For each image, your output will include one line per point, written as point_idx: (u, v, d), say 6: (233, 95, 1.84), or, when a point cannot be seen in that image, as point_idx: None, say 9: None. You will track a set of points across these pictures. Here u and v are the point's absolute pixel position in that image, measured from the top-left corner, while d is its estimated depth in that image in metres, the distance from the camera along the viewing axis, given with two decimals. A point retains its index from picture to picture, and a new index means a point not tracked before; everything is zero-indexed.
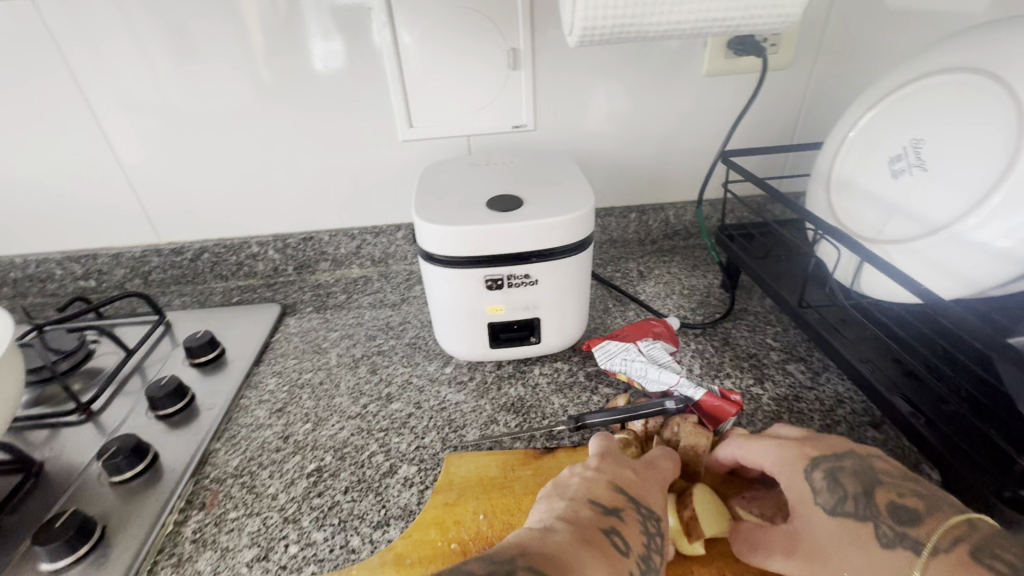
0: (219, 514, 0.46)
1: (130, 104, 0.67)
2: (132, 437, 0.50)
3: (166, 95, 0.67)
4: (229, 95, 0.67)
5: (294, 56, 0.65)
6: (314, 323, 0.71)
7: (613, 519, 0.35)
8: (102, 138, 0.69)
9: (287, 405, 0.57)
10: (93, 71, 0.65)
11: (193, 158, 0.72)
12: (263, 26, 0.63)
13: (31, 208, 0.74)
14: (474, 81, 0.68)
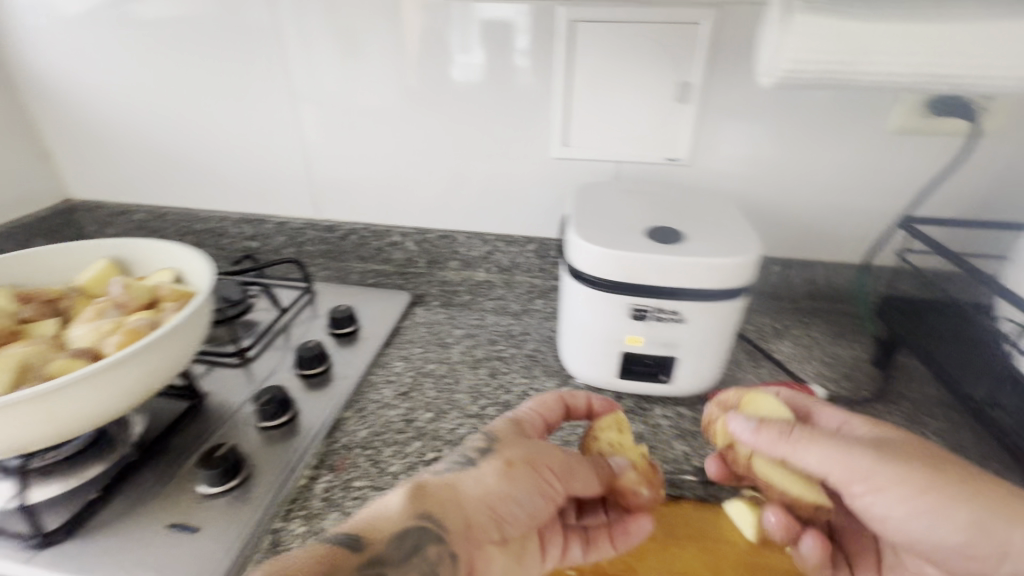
0: (346, 480, 0.49)
1: (326, 94, 0.75)
2: (282, 390, 0.55)
3: (356, 89, 0.74)
4: (408, 95, 0.73)
5: (473, 67, 0.70)
6: (440, 318, 0.74)
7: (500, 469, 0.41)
8: (296, 120, 0.78)
9: (411, 390, 0.60)
10: (304, 63, 0.74)
11: (364, 148, 0.78)
12: (452, 38, 0.68)
13: (224, 172, 0.85)
14: (640, 109, 0.68)
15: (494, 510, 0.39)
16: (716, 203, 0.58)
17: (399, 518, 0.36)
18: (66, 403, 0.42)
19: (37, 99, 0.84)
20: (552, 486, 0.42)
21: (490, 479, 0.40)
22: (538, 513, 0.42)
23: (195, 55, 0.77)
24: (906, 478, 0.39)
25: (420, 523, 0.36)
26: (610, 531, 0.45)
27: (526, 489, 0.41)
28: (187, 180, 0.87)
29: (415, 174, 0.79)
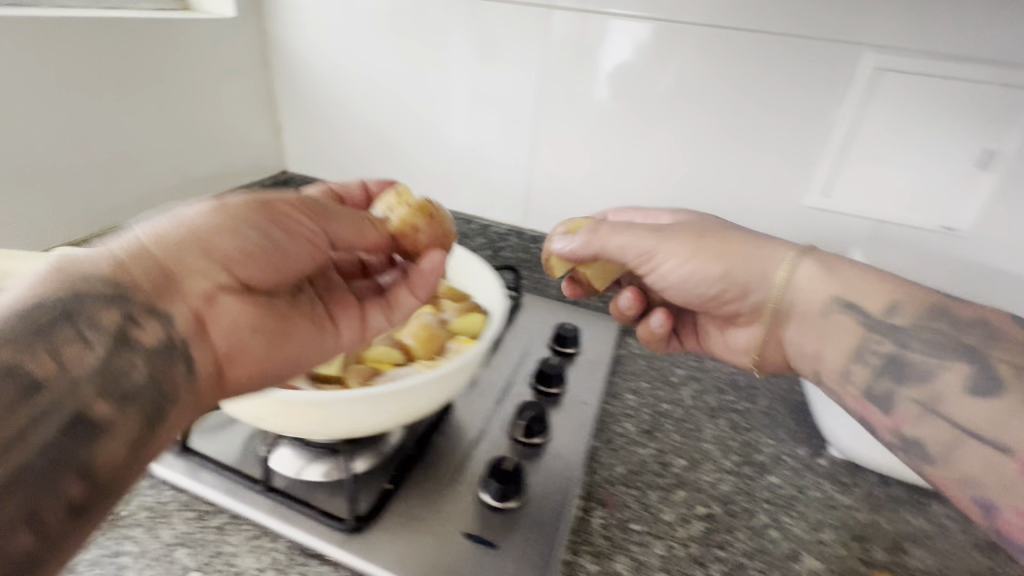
0: (622, 520, 0.46)
1: (577, 106, 0.74)
2: (541, 408, 0.54)
3: (611, 104, 0.72)
4: (665, 120, 0.71)
5: (746, 102, 0.67)
6: (655, 351, 0.71)
7: (218, 220, 0.36)
8: (535, 127, 0.77)
9: (655, 429, 0.57)
10: (566, 72, 0.73)
11: (597, 165, 0.76)
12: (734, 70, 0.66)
13: (439, 166, 0.85)
14: (930, 169, 0.62)
15: (208, 248, 0.36)
16: None
17: (117, 292, 0.32)
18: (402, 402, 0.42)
19: (276, 72, 0.87)
20: (281, 234, 0.38)
21: (195, 229, 0.36)
22: (288, 265, 0.39)
23: (449, 49, 0.77)
24: (695, 249, 0.51)
25: (122, 290, 0.33)
26: (412, 285, 0.47)
27: (251, 230, 0.37)
28: (401, 170, 0.87)
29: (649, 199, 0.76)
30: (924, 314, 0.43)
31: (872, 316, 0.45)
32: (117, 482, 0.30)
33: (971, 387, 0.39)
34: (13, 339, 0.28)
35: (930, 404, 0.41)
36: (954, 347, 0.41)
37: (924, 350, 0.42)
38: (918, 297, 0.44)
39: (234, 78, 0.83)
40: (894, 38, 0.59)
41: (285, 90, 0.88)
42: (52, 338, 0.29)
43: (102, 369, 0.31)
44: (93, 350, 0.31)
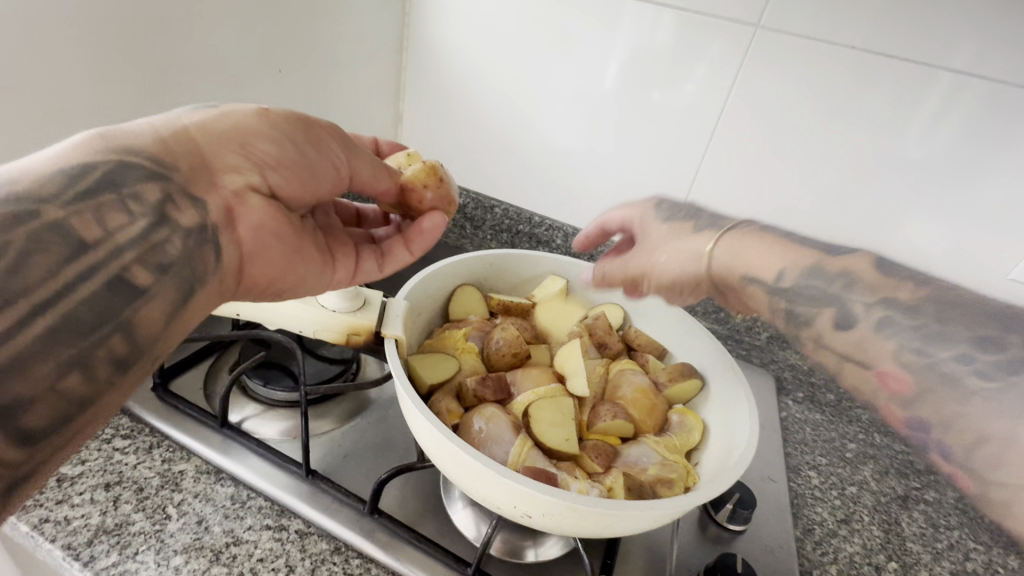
0: None
1: (768, 121, 0.60)
2: (746, 488, 0.47)
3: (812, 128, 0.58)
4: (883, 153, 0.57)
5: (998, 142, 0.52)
6: (817, 417, 0.64)
7: (243, 120, 0.32)
8: (708, 138, 0.63)
9: (851, 518, 0.52)
10: (764, 76, 0.58)
11: (779, 196, 0.63)
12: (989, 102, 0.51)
13: (573, 176, 0.73)
14: None
15: (246, 146, 0.32)
16: None
17: (137, 154, 0.28)
18: (604, 526, 0.31)
19: (390, 47, 0.74)
20: (312, 152, 0.35)
21: (219, 120, 0.32)
22: (315, 183, 0.36)
23: (613, 32, 0.63)
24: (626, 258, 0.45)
25: (149, 160, 0.29)
26: (409, 239, 0.43)
27: (282, 140, 0.33)
28: (528, 180, 0.76)
29: None
30: (806, 273, 0.24)
31: (766, 288, 0.26)
32: (151, 349, 0.28)
33: (842, 328, 0.21)
34: (101, 234, 0.26)
35: (816, 338, 0.22)
36: (821, 297, 0.22)
37: (803, 300, 0.23)
38: (807, 257, 0.25)
39: (366, 61, 0.71)
40: (983, 65, 0.50)
41: (410, 75, 0.77)
42: (99, 201, 0.27)
43: (149, 236, 0.28)
44: (142, 223, 0.28)
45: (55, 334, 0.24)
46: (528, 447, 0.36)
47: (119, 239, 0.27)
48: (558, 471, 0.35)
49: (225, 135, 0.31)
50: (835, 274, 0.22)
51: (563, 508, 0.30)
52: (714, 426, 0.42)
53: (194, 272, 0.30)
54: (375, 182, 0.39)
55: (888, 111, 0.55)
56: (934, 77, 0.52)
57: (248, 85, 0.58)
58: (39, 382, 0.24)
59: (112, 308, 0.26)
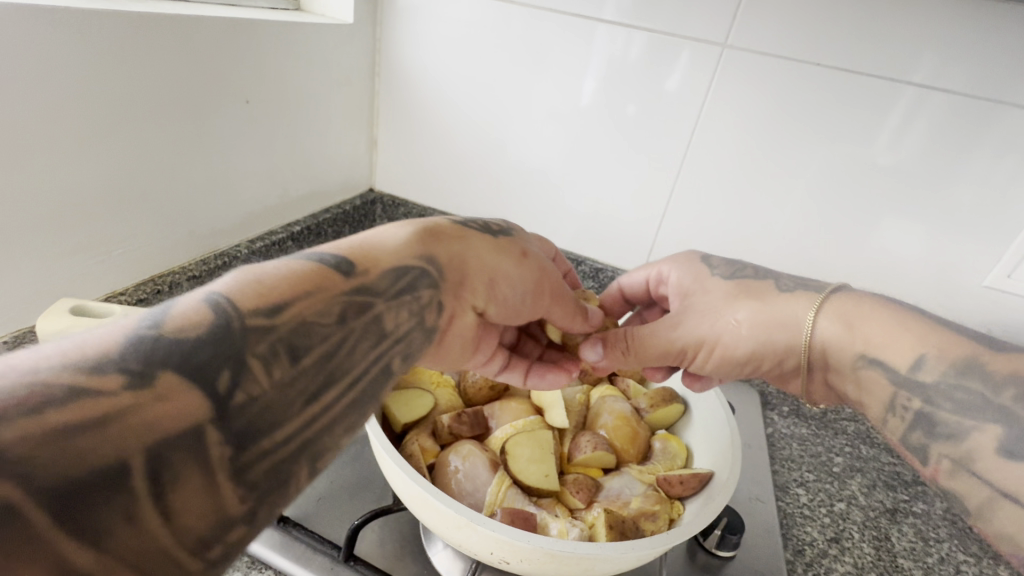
0: None
1: (738, 138, 0.60)
2: (734, 512, 0.47)
3: (780, 143, 0.59)
4: (850, 166, 0.57)
5: (959, 154, 0.53)
6: (802, 431, 0.63)
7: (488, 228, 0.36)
8: (680, 156, 0.64)
9: (841, 536, 0.51)
10: (731, 94, 0.59)
11: (753, 211, 0.63)
12: (950, 115, 0.52)
13: (549, 196, 0.72)
14: None
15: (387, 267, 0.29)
16: None
17: (405, 251, 0.30)
18: (588, 567, 0.30)
19: (363, 73, 0.74)
20: (462, 263, 0.33)
21: (459, 221, 0.36)
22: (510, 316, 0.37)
23: (583, 54, 0.63)
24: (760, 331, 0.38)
25: (423, 264, 0.30)
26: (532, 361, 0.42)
27: (434, 256, 0.31)
28: (504, 201, 0.75)
29: (784, 269, 0.64)
30: (954, 367, 0.30)
31: (896, 376, 0.32)
32: None
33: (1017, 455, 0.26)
34: (273, 305, 0.23)
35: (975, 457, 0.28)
36: (984, 406, 0.28)
37: (956, 403, 0.29)
38: (953, 350, 0.31)
39: (339, 87, 0.71)
40: (941, 79, 0.52)
41: (384, 100, 0.77)
42: (287, 300, 0.23)
43: (324, 313, 0.24)
44: (335, 320, 0.25)
45: (232, 438, 0.19)
46: (505, 487, 0.35)
47: (294, 314, 0.23)
48: (538, 510, 0.34)
49: (469, 238, 0.34)
50: (997, 378, 0.28)
51: (544, 554, 0.28)
52: (698, 452, 0.41)
53: (354, 353, 0.25)
54: (548, 303, 0.38)
55: (861, 118, 0.55)
56: (896, 92, 0.53)
57: (216, 117, 0.57)
58: (198, 493, 0.18)
59: (292, 415, 0.21)
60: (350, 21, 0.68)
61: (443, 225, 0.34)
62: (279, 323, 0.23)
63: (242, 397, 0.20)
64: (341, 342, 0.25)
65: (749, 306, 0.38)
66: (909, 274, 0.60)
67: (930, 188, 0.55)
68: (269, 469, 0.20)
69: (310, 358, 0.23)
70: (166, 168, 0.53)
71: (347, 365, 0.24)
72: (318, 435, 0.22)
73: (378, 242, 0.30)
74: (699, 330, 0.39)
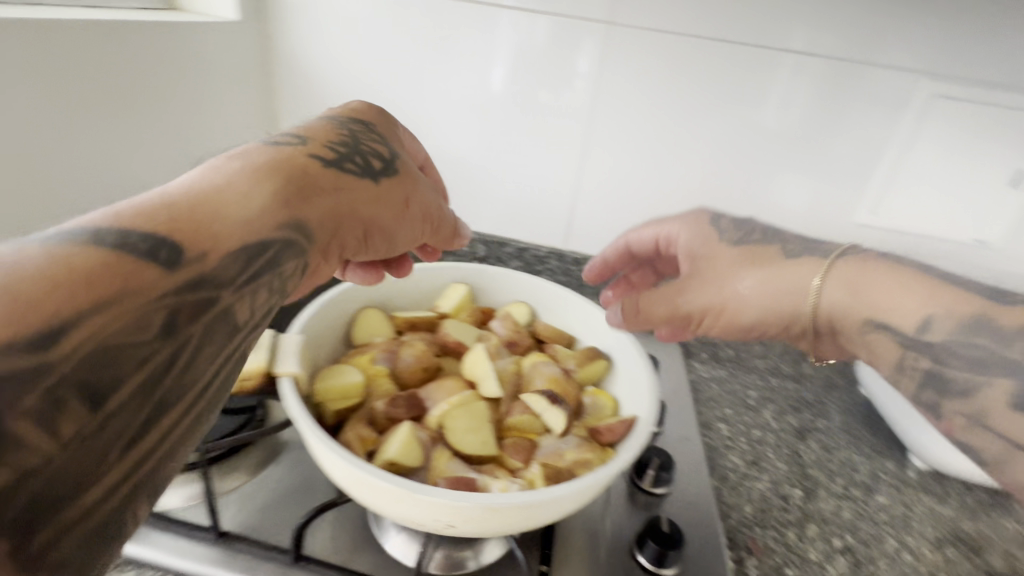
0: (776, 567, 0.45)
1: (634, 114, 0.65)
2: (664, 452, 0.51)
3: (672, 116, 0.64)
4: (734, 133, 0.64)
5: (822, 114, 0.61)
6: (719, 374, 0.70)
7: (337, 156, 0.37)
8: (585, 134, 0.67)
9: (760, 460, 0.56)
10: (624, 72, 0.63)
11: (656, 179, 0.68)
12: (812, 79, 0.60)
13: (466, 185, 0.73)
14: (964, 179, 0.60)
15: (249, 220, 0.28)
16: None
17: (262, 219, 0.28)
18: (528, 517, 0.32)
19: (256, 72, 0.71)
20: (305, 202, 0.32)
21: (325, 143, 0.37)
22: (394, 243, 0.40)
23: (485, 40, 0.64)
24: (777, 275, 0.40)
25: (284, 233, 0.29)
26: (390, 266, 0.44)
27: (280, 205, 0.30)
28: None
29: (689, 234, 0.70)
30: (959, 325, 0.35)
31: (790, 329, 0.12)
32: None
33: None
34: (50, 330, 0.19)
35: None
36: (998, 359, 0.33)
37: (965, 358, 0.34)
38: (958, 309, 0.35)
39: (230, 89, 0.68)
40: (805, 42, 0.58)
41: (280, 100, 0.74)
42: (80, 313, 0.20)
43: (139, 326, 0.22)
44: (158, 331, 0.23)
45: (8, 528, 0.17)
46: (446, 460, 0.36)
47: (81, 337, 0.20)
48: (480, 475, 0.36)
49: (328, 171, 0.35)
50: None
51: (486, 510, 0.30)
52: (624, 402, 0.45)
53: (196, 360, 0.24)
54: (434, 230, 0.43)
55: (740, 82, 0.61)
56: (778, 58, 0.59)
57: (95, 126, 0.52)
58: None
59: (106, 464, 0.21)
60: (233, 18, 0.65)
61: (286, 163, 0.32)
62: (58, 353, 0.19)
63: (11, 472, 0.17)
64: (172, 359, 0.23)
65: (754, 272, 0.41)
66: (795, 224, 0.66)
67: (799, 144, 0.63)
68: (84, 529, 0.20)
69: (119, 395, 0.21)
70: (36, 181, 0.48)
71: (207, 376, 0.25)
72: (154, 464, 0.23)
73: (230, 193, 0.28)
74: (702, 300, 0.42)
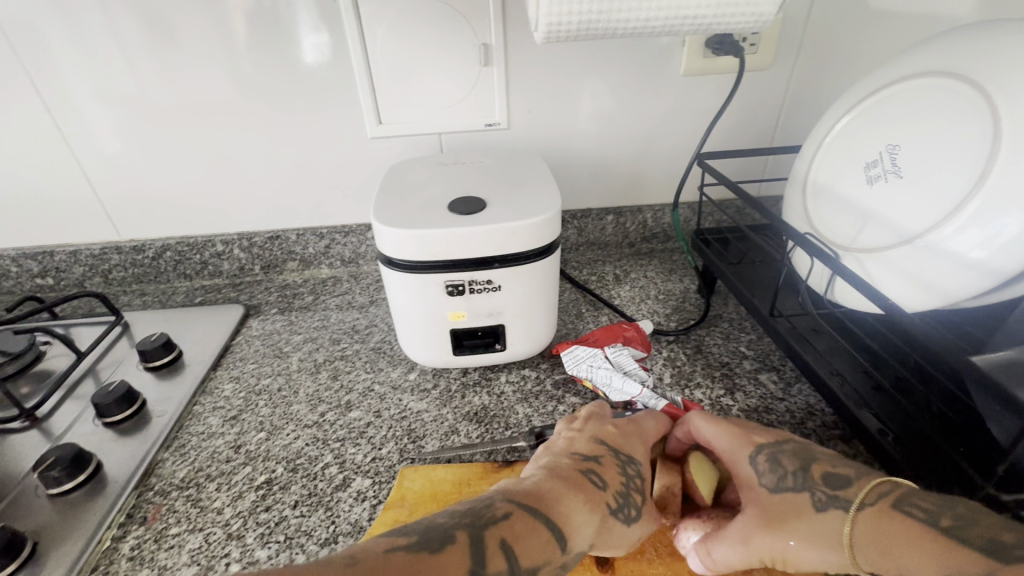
0: (160, 530, 0.44)
1: (92, 93, 0.64)
2: (73, 446, 0.48)
3: (122, 84, 0.64)
4: (193, 87, 0.65)
5: (262, 47, 0.63)
6: (276, 325, 0.69)
7: (607, 454, 0.41)
8: (53, 126, 0.66)
9: (241, 413, 0.55)
10: (37, 55, 0.61)
11: (156, 150, 0.69)
12: (227, 17, 0.61)
13: None
14: (447, 68, 0.65)
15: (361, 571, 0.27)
16: (516, 168, 0.57)
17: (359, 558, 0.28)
18: None
19: None
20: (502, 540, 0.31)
21: (583, 456, 0.40)
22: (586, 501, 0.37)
23: None
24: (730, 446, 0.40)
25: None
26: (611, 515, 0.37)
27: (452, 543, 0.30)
28: None
29: (224, 192, 0.73)
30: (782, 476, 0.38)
31: None
32: None
33: None
34: None
35: None
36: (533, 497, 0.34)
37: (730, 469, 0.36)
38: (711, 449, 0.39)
39: None
40: None
41: None
42: None
43: None
44: None
45: None
46: None
47: None
48: None
49: (632, 487, 0.39)
50: None
51: None
52: None
53: None
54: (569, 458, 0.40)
55: (155, 31, 0.61)
56: (169, 11, 0.60)
57: None
58: None
59: None
60: None
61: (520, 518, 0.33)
62: None
63: None
64: None
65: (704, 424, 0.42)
66: (303, 158, 0.71)
67: (256, 82, 0.65)
68: None
69: None
70: None
71: None
72: None
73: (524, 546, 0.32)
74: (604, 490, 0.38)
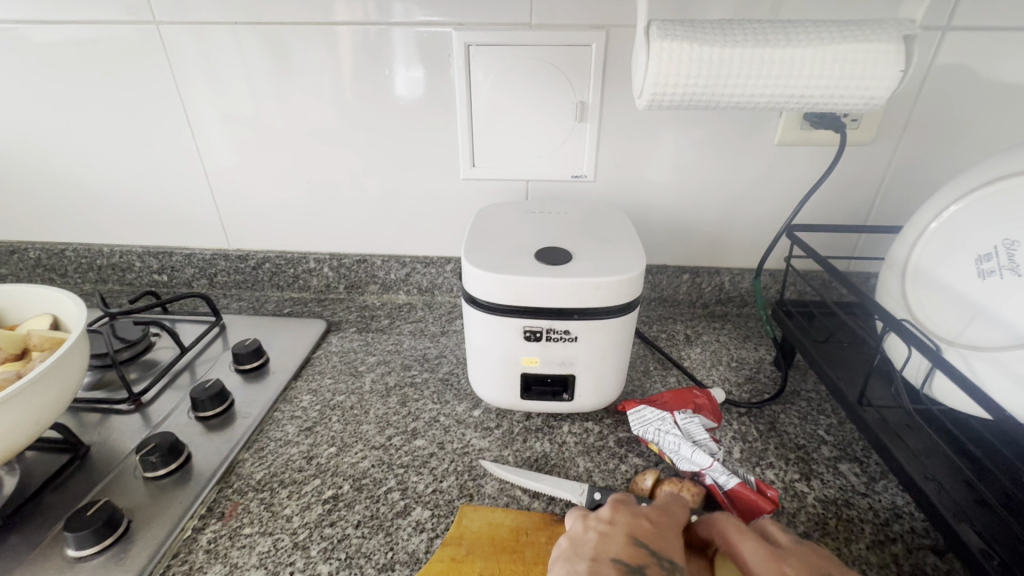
0: (235, 528, 0.47)
1: (229, 120, 0.73)
2: (170, 435, 0.53)
3: (255, 114, 0.72)
4: (313, 120, 0.72)
5: (379, 89, 0.69)
6: (353, 344, 0.73)
7: (648, 553, 0.37)
8: (194, 147, 0.76)
9: (316, 425, 0.58)
10: (193, 85, 0.71)
11: (274, 172, 0.77)
12: (353, 63, 0.68)
13: (123, 206, 0.82)
14: (544, 121, 0.68)
15: None
16: (602, 223, 0.58)
17: None
18: None
19: None
20: None
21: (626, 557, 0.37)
22: None
23: (74, 80, 0.72)
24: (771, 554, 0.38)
25: None
26: None
27: None
28: (92, 220, 0.84)
29: (324, 215, 0.79)
30: None
31: None
32: None
33: None
34: None
35: None
36: None
37: None
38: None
39: None
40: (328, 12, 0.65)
41: None
42: None
43: None
44: None
45: None
46: None
47: None
48: None
49: None
50: None
51: None
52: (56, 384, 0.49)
53: None
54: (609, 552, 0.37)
55: (290, 72, 0.69)
56: (305, 57, 0.68)
57: None
58: None
59: None
60: None
61: None
62: None
63: None
64: None
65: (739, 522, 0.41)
66: (399, 191, 0.76)
67: (368, 121, 0.71)
68: None
69: None
70: None
71: None
72: None
73: None
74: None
